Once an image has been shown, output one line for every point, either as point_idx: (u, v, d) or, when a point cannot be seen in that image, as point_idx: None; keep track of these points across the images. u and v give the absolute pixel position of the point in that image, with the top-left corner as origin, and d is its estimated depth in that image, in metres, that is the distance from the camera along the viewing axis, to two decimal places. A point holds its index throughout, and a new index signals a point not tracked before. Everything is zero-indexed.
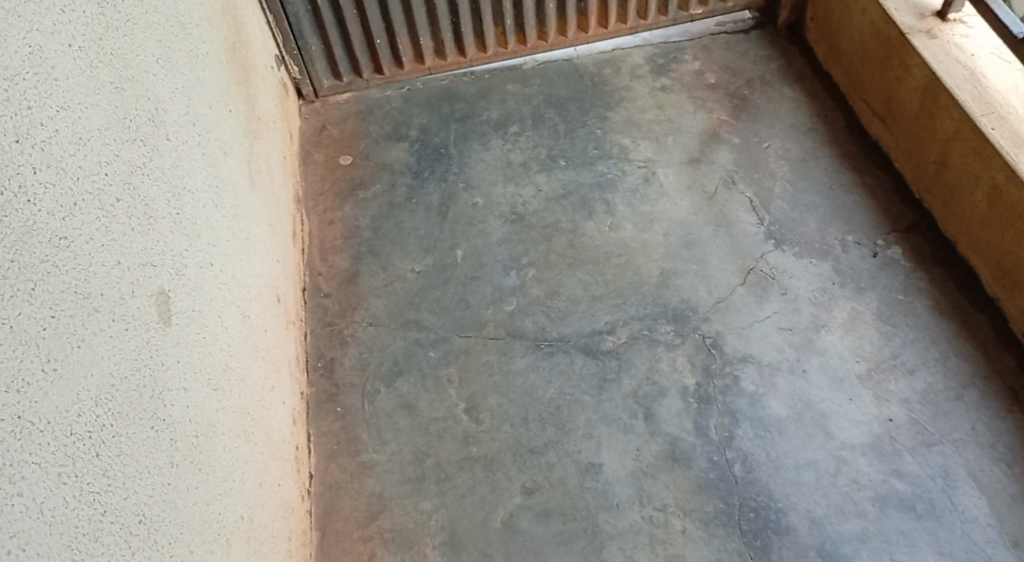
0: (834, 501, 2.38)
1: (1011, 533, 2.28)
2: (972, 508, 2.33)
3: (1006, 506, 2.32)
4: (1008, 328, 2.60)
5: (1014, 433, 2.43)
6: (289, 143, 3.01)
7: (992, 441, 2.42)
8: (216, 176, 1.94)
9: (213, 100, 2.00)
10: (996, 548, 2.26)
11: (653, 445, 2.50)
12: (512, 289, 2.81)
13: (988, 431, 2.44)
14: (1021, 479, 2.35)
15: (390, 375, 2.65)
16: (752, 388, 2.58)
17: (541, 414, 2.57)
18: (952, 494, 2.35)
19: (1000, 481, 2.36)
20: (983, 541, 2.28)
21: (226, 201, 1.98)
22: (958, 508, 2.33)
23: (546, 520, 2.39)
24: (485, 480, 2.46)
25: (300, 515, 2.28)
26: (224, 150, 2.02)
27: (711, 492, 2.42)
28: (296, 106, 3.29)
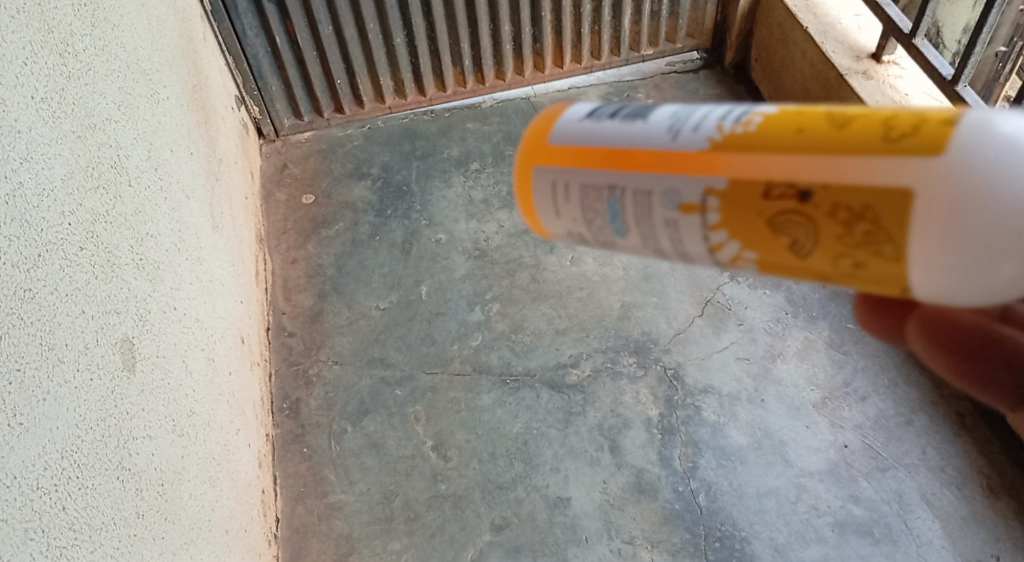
0: (796, 528, 2.42)
1: (965, 555, 2.34)
2: (926, 531, 2.39)
3: (959, 528, 2.39)
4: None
5: (963, 457, 2.50)
6: (250, 183, 3.02)
7: (943, 464, 2.49)
8: (179, 219, 1.94)
9: (174, 143, 2.01)
10: None
11: (619, 477, 2.53)
12: (476, 325, 2.83)
13: (938, 455, 2.51)
14: (971, 502, 2.43)
15: (356, 414, 2.64)
16: (714, 417, 2.63)
17: (507, 449, 2.58)
18: (907, 517, 2.41)
19: (952, 503, 2.43)
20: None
21: (189, 244, 1.98)
22: (913, 531, 2.39)
23: (514, 557, 2.40)
24: (454, 518, 2.46)
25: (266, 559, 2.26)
26: (185, 194, 2.03)
27: (677, 522, 2.45)
28: (256, 146, 3.30)
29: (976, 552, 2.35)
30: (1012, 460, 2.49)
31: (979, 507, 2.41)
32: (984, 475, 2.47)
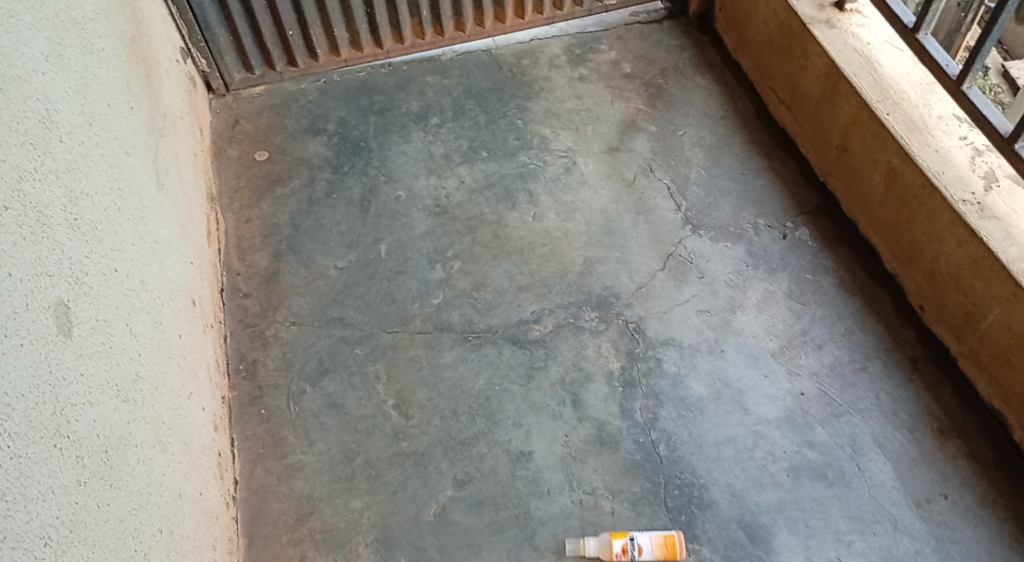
0: (752, 473, 2.49)
1: (914, 495, 2.44)
2: (878, 473, 2.48)
3: (909, 469, 2.48)
4: (906, 301, 2.75)
5: (914, 400, 2.59)
6: (198, 138, 2.94)
7: (895, 409, 2.58)
8: (117, 176, 1.89)
9: (110, 97, 1.95)
10: (901, 510, 2.42)
11: (580, 430, 2.56)
12: (437, 283, 2.80)
13: (890, 400, 2.59)
14: (921, 444, 2.52)
15: (315, 374, 2.62)
16: (673, 369, 2.67)
17: (470, 406, 2.59)
18: (860, 461, 2.50)
19: (902, 446, 2.52)
20: (889, 504, 2.43)
21: (130, 203, 1.93)
22: (866, 474, 2.48)
23: (477, 511, 2.43)
24: (416, 475, 2.48)
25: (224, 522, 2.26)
26: (124, 150, 1.97)
27: (638, 473, 2.50)
28: (205, 101, 3.20)
29: (926, 491, 2.45)
30: (961, 402, 2.57)
31: (929, 449, 2.50)
32: (934, 417, 2.55)
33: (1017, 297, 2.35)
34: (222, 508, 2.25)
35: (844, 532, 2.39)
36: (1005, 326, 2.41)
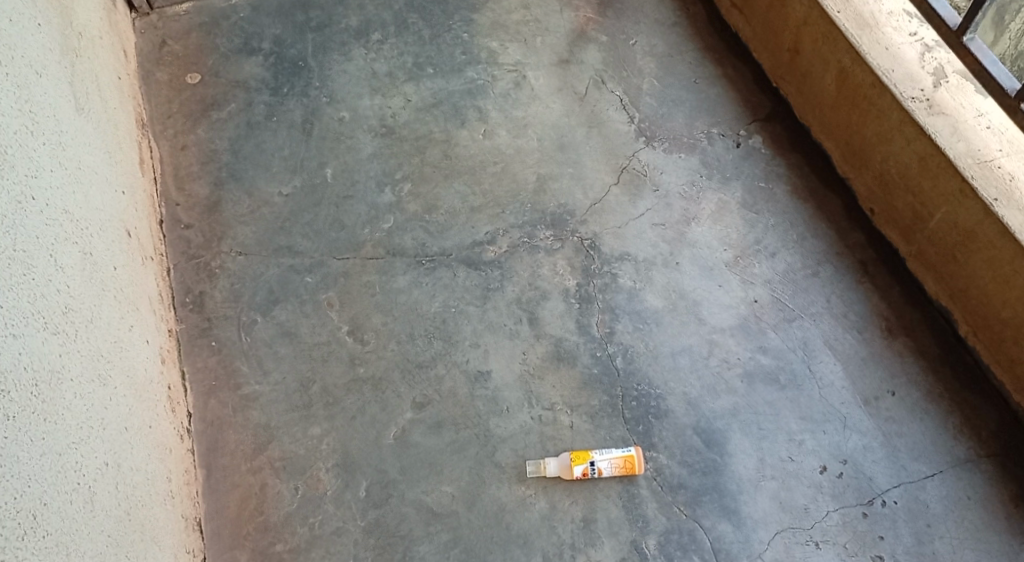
0: (707, 381, 2.58)
1: (863, 393, 2.58)
2: (827, 374, 2.60)
3: (857, 368, 2.61)
4: (856, 205, 2.81)
5: (863, 302, 2.69)
6: (122, 60, 2.81)
7: (845, 311, 2.68)
8: (30, 98, 1.84)
9: (14, 13, 1.87)
10: (850, 408, 2.56)
11: (538, 347, 2.59)
12: (387, 207, 2.74)
13: (840, 303, 2.69)
14: (870, 344, 2.63)
15: (266, 304, 2.57)
16: (629, 283, 2.69)
17: (426, 328, 2.58)
18: (811, 362, 2.61)
19: (852, 347, 2.63)
20: (839, 402, 2.57)
21: (46, 127, 1.89)
22: (816, 375, 2.60)
23: (437, 432, 2.46)
24: (375, 400, 2.48)
25: (177, 457, 2.25)
26: (37, 71, 1.91)
27: (596, 386, 2.55)
28: (128, 20, 3.03)
29: (873, 389, 2.59)
30: (909, 301, 2.68)
31: (877, 348, 2.63)
32: (883, 317, 2.66)
33: (963, 193, 2.43)
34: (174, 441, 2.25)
35: (795, 432, 2.53)
36: (952, 223, 2.50)
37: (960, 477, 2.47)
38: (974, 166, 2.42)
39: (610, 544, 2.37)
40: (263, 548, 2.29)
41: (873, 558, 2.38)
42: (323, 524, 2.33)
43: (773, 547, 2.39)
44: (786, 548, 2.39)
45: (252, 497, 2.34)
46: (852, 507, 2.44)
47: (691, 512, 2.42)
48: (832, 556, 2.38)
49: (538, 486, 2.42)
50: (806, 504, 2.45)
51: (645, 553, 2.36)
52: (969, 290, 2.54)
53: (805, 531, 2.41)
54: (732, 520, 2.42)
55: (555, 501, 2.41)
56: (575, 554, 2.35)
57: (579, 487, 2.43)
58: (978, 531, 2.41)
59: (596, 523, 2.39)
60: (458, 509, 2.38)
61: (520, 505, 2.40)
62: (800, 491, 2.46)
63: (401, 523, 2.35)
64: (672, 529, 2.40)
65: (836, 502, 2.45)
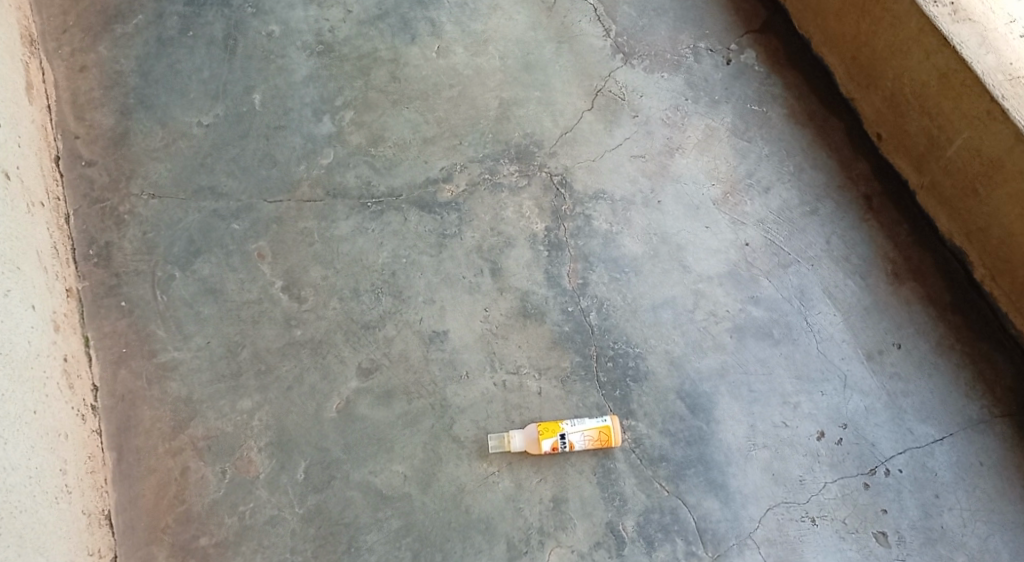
0: (692, 338, 2.28)
1: (866, 347, 2.29)
2: (826, 327, 2.30)
3: (861, 320, 2.31)
4: (861, 129, 2.45)
5: (869, 244, 2.36)
6: None
7: (848, 254, 2.36)
8: None
9: None
10: (851, 364, 2.27)
11: (502, 303, 2.27)
12: (325, 139, 2.34)
13: (843, 245, 2.36)
14: (875, 292, 2.33)
15: (185, 256, 2.18)
16: (606, 227, 2.35)
17: (373, 283, 2.23)
18: (807, 313, 2.31)
19: (856, 297, 2.32)
20: (840, 358, 2.28)
21: None
22: (814, 328, 2.30)
23: (387, 403, 2.16)
24: (314, 367, 2.16)
25: (68, 443, 1.95)
26: None
27: (567, 346, 2.25)
28: None
29: (878, 342, 2.29)
30: (920, 241, 2.36)
31: (883, 296, 2.32)
32: (890, 261, 2.35)
33: (991, 116, 2.09)
34: (63, 425, 1.95)
35: (790, 394, 2.25)
36: (975, 152, 2.16)
37: (974, 441, 2.21)
38: (1004, 83, 2.07)
39: (582, 527, 2.11)
40: (184, 542, 2.01)
41: (875, 535, 2.14)
42: (254, 513, 2.04)
43: (764, 526, 2.14)
44: (779, 526, 2.14)
45: (172, 483, 2.04)
46: (853, 478, 2.18)
47: (673, 488, 2.15)
48: (830, 533, 2.14)
49: (501, 462, 2.14)
50: (801, 475, 2.18)
51: (622, 536, 2.11)
52: (990, 229, 2.22)
53: (800, 506, 2.16)
54: (718, 496, 2.15)
55: (521, 479, 2.13)
56: (543, 539, 2.09)
57: (548, 462, 2.15)
58: (990, 502, 2.17)
59: (567, 503, 2.12)
60: (410, 491, 2.10)
61: (481, 485, 2.12)
62: (794, 461, 2.19)
63: (346, 509, 2.07)
64: (652, 507, 2.14)
65: (835, 473, 2.19)
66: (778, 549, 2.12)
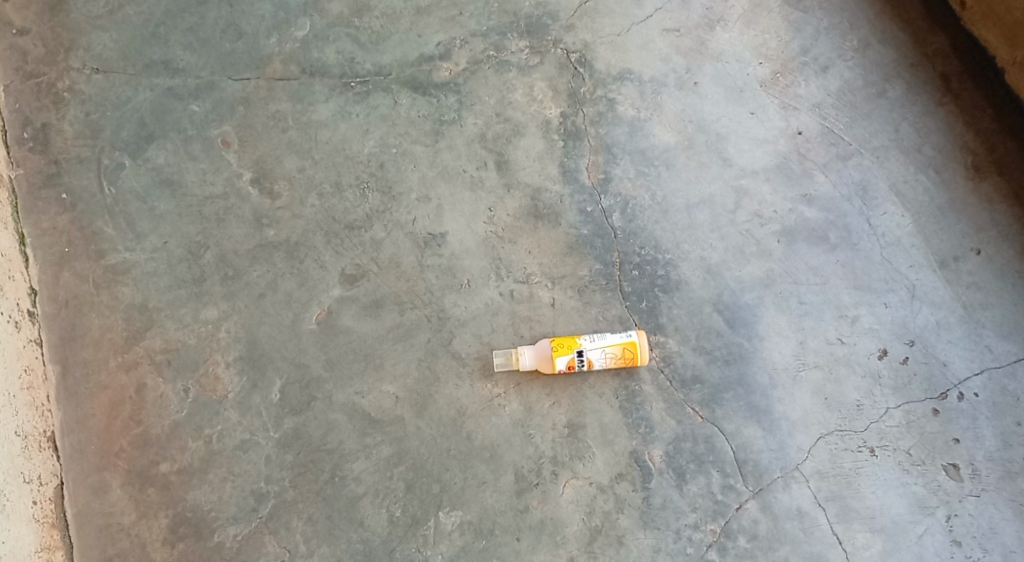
0: (732, 242, 1.95)
1: (938, 253, 1.95)
2: (892, 230, 1.96)
3: (932, 221, 1.96)
4: None
5: (944, 132, 2.01)
6: None
7: (919, 144, 2.00)
8: None
9: None
10: (920, 273, 1.94)
11: (509, 201, 1.96)
12: (301, 7, 1.99)
13: (913, 134, 2.01)
14: (951, 188, 1.98)
15: (136, 143, 1.90)
16: (632, 113, 2.01)
17: (357, 176, 1.94)
18: (870, 214, 1.97)
19: (926, 194, 1.98)
20: (907, 266, 1.94)
21: None
22: (877, 231, 1.96)
23: (375, 314, 1.87)
24: (290, 273, 1.88)
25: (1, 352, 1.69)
26: None
27: (585, 252, 1.94)
28: None
29: (953, 246, 1.95)
30: (1006, 129, 1.99)
31: (959, 193, 1.97)
32: (968, 152, 1.99)
33: None
34: None
35: (847, 307, 1.92)
36: None
37: None
38: None
39: (602, 457, 1.81)
40: (141, 468, 1.76)
41: (944, 469, 1.83)
42: (223, 438, 1.77)
43: (814, 457, 1.83)
44: (832, 457, 1.83)
45: (126, 402, 1.78)
46: (920, 403, 1.87)
47: (708, 413, 1.85)
48: (892, 466, 1.83)
49: (508, 383, 1.84)
50: (859, 400, 1.87)
51: (649, 467, 1.81)
52: None
53: (857, 435, 1.85)
54: (761, 423, 1.85)
55: (532, 402, 1.83)
56: (556, 470, 1.80)
57: (562, 384, 1.84)
58: None
59: (585, 429, 1.82)
60: (403, 414, 1.81)
61: (485, 408, 1.82)
62: (851, 383, 1.88)
63: (328, 434, 1.79)
64: (684, 435, 1.83)
65: (899, 397, 1.87)
66: (831, 483, 1.82)
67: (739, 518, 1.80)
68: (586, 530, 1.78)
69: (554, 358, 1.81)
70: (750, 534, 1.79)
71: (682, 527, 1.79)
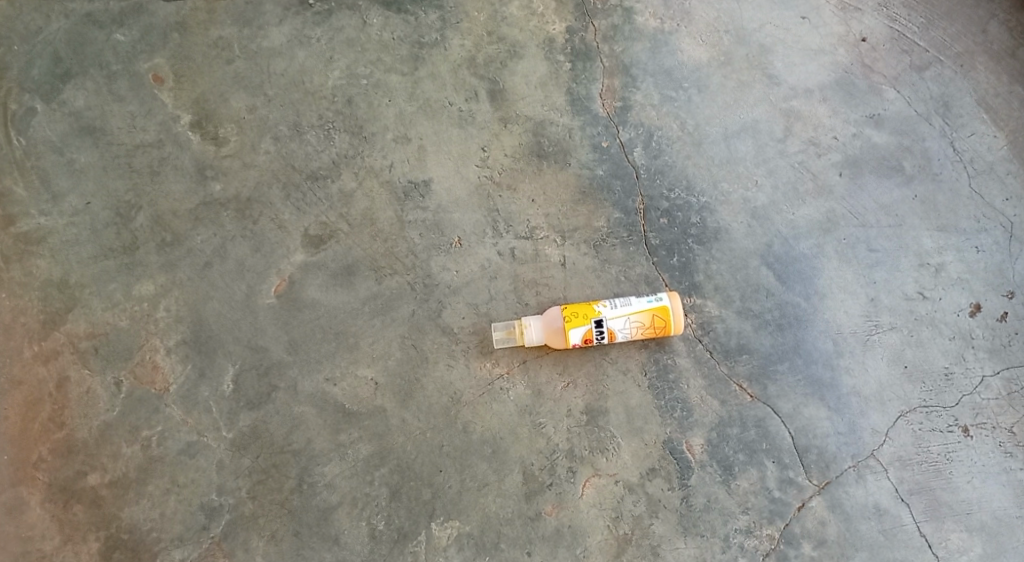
0: (783, 179, 1.58)
1: None
2: (982, 155, 1.58)
3: None
4: None
5: None
6: None
7: (1012, 47, 1.61)
8: None
9: None
10: (1019, 208, 1.56)
11: (506, 138, 1.60)
12: None
13: (1004, 35, 1.62)
14: None
15: (49, 82, 1.56)
16: (655, 24, 1.63)
17: (320, 115, 1.59)
18: (953, 137, 1.59)
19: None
20: (1002, 201, 1.57)
21: None
22: (963, 158, 1.58)
23: (347, 283, 1.53)
24: (242, 236, 1.53)
25: None
26: None
27: (602, 197, 1.58)
28: None
29: None
30: None
31: None
32: None
33: None
34: None
35: (929, 253, 1.55)
36: None
37: None
38: None
39: (630, 449, 1.47)
40: (65, 482, 1.43)
41: None
42: (165, 441, 1.45)
43: (893, 442, 1.48)
44: (916, 441, 1.48)
45: (45, 401, 1.45)
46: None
47: (760, 391, 1.50)
48: (990, 449, 1.48)
49: (512, 362, 1.50)
50: (947, 367, 1.51)
51: (688, 460, 1.47)
52: None
53: (947, 412, 1.49)
54: (826, 401, 1.50)
55: (541, 384, 1.49)
56: (574, 467, 1.46)
57: (578, 361, 1.50)
58: None
59: (607, 416, 1.48)
60: (384, 405, 1.48)
61: (484, 394, 1.49)
62: (936, 348, 1.51)
63: (294, 432, 1.46)
64: (730, 419, 1.49)
65: (997, 363, 1.51)
66: (916, 473, 1.47)
67: (801, 520, 1.46)
68: (613, 540, 1.45)
69: (568, 330, 1.46)
70: (816, 540, 1.45)
71: (731, 533, 1.45)
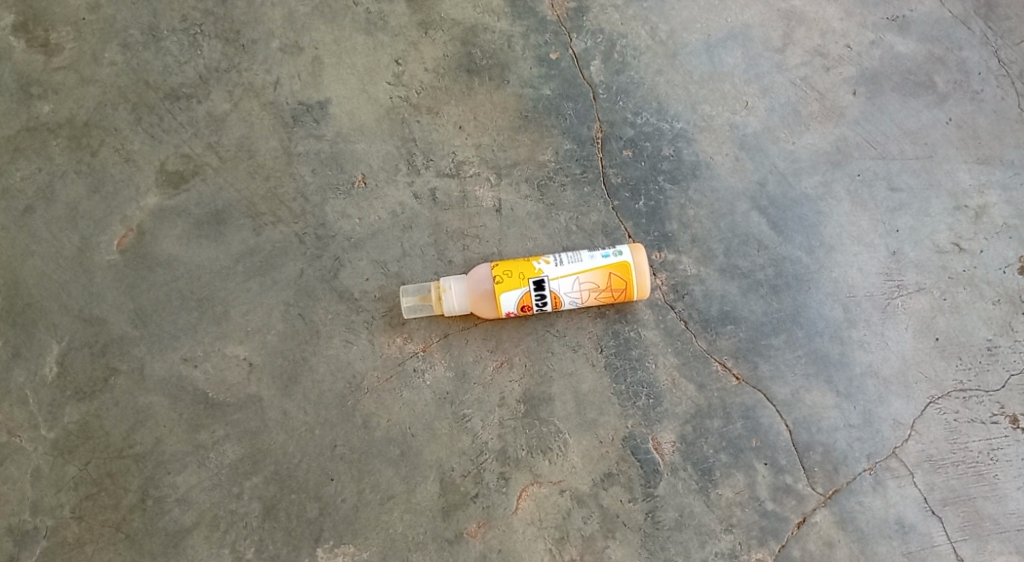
0: (780, 100, 1.23)
1: None
2: None
3: None
4: None
5: None
6: None
7: None
8: None
9: None
10: None
11: (425, 48, 1.23)
12: None
13: None
14: None
15: None
16: None
17: (184, 15, 1.22)
18: (1001, 46, 1.24)
19: None
20: None
21: None
22: (1012, 72, 1.23)
23: (214, 234, 1.17)
24: (77, 173, 1.18)
25: None
26: None
27: (548, 124, 1.22)
28: None
29: None
30: None
31: None
32: None
33: None
34: None
35: (968, 194, 1.20)
36: None
37: None
38: None
39: (579, 449, 1.13)
40: None
41: None
42: None
43: (920, 436, 1.15)
44: (949, 436, 1.15)
45: None
46: None
47: (748, 374, 1.16)
48: None
49: (429, 336, 1.15)
50: (990, 340, 1.17)
51: (654, 464, 1.14)
52: None
53: (989, 398, 1.16)
54: (834, 385, 1.16)
55: (466, 365, 1.15)
56: (506, 473, 1.13)
57: (514, 335, 1.15)
58: None
59: (551, 406, 1.14)
60: (260, 393, 1.14)
61: (392, 378, 1.14)
62: (977, 316, 1.17)
63: (137, 431, 1.12)
64: (710, 411, 1.15)
65: None
66: (949, 478, 1.14)
67: (800, 540, 1.13)
68: None
69: (497, 293, 1.11)
70: None
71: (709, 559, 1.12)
